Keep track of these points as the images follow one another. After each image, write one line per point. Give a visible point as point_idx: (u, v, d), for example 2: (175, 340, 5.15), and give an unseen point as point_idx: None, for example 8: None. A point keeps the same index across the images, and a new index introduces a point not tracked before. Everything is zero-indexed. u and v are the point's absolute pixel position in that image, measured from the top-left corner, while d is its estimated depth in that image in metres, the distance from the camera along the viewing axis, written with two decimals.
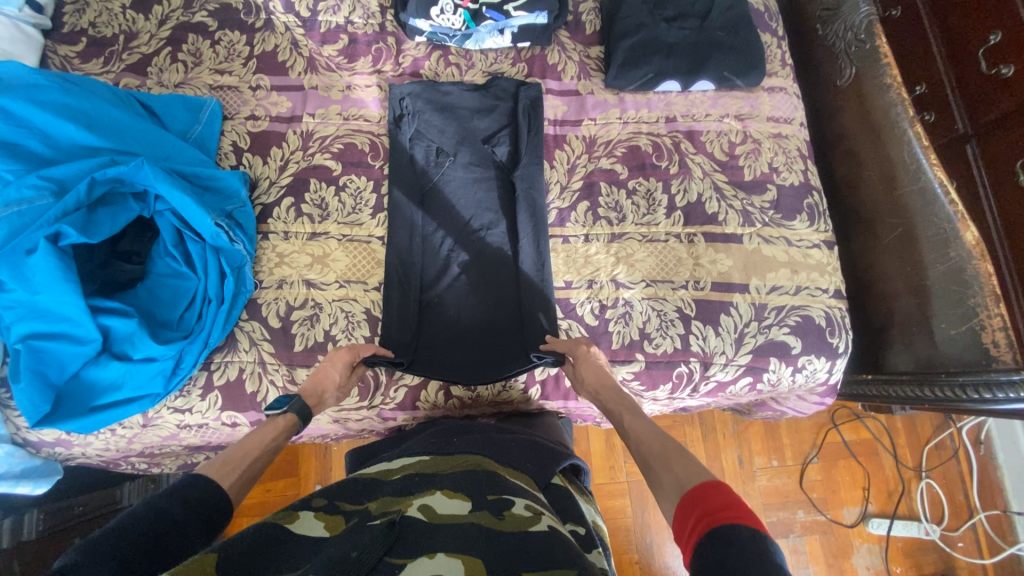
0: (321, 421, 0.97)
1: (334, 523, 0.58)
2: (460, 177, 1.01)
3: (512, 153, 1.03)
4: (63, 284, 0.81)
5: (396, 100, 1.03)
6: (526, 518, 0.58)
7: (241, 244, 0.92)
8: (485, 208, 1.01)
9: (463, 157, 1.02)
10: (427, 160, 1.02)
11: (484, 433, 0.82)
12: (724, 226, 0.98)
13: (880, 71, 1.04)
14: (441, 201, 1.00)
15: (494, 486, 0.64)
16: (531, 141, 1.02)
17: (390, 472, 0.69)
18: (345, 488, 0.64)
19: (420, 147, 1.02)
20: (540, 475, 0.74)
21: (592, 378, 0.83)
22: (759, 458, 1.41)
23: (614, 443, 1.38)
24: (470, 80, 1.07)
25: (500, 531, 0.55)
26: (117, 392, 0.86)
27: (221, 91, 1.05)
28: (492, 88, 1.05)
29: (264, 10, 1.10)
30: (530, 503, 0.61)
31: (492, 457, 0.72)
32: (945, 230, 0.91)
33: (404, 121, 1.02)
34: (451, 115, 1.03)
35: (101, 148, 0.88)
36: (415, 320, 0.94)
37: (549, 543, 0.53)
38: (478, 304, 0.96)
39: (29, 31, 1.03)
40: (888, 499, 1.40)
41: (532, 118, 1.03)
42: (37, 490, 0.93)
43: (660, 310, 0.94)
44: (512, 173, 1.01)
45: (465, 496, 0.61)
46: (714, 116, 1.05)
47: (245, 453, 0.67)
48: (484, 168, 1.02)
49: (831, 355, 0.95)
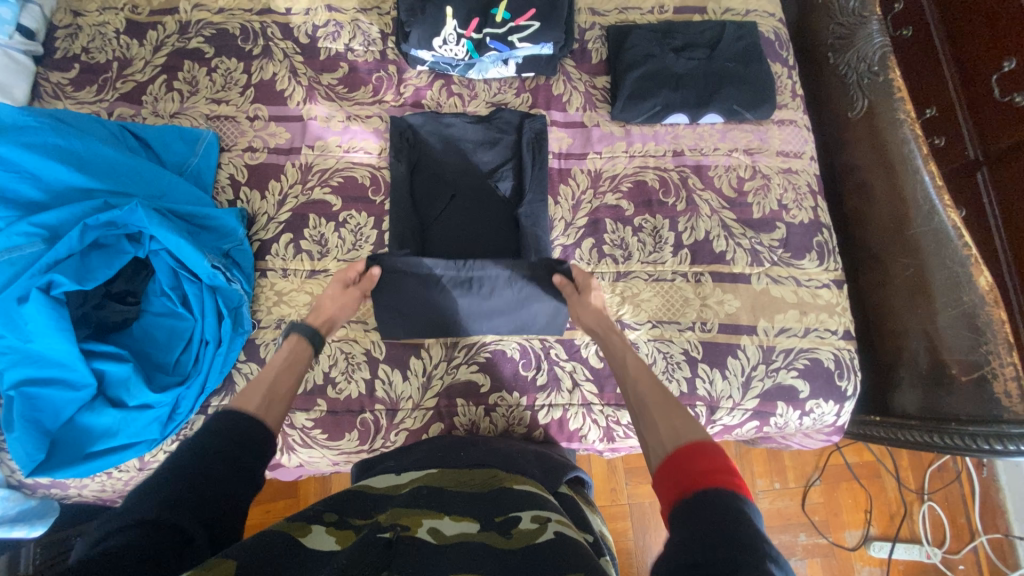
0: (320, 463, 0.95)
1: (345, 537, 0.54)
2: (465, 213, 0.99)
3: (517, 188, 1.01)
4: (57, 331, 0.79)
5: (397, 132, 1.01)
6: (532, 532, 0.55)
7: (239, 283, 0.90)
8: (486, 192, 1.00)
9: (467, 194, 1.00)
10: (428, 199, 1.00)
11: (487, 446, 0.80)
12: (732, 265, 0.96)
13: (894, 105, 1.02)
14: (442, 220, 0.99)
15: (501, 506, 0.61)
16: (536, 176, 0.99)
17: (398, 485, 0.66)
18: (349, 502, 0.61)
19: (421, 182, 1.00)
20: (549, 481, 0.74)
21: (591, 320, 0.85)
22: (762, 480, 1.38)
23: (616, 465, 1.35)
24: (473, 111, 1.05)
25: (507, 552, 0.52)
26: (113, 438, 0.84)
27: (219, 121, 1.02)
28: (495, 120, 1.03)
29: (261, 37, 1.07)
30: (536, 514, 0.59)
31: (500, 472, 0.69)
32: (958, 273, 0.90)
33: (405, 155, 1.00)
34: (454, 149, 1.01)
35: (95, 189, 0.86)
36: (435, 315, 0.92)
37: (556, 556, 0.51)
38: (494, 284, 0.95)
39: (19, 59, 1.00)
40: (891, 522, 1.37)
41: (537, 151, 1.00)
42: (34, 533, 0.90)
43: (667, 352, 0.93)
44: (517, 209, 0.98)
45: (472, 518, 0.58)
46: (723, 150, 1.03)
47: (262, 380, 0.70)
48: (487, 204, 1.00)
49: (840, 399, 0.93)
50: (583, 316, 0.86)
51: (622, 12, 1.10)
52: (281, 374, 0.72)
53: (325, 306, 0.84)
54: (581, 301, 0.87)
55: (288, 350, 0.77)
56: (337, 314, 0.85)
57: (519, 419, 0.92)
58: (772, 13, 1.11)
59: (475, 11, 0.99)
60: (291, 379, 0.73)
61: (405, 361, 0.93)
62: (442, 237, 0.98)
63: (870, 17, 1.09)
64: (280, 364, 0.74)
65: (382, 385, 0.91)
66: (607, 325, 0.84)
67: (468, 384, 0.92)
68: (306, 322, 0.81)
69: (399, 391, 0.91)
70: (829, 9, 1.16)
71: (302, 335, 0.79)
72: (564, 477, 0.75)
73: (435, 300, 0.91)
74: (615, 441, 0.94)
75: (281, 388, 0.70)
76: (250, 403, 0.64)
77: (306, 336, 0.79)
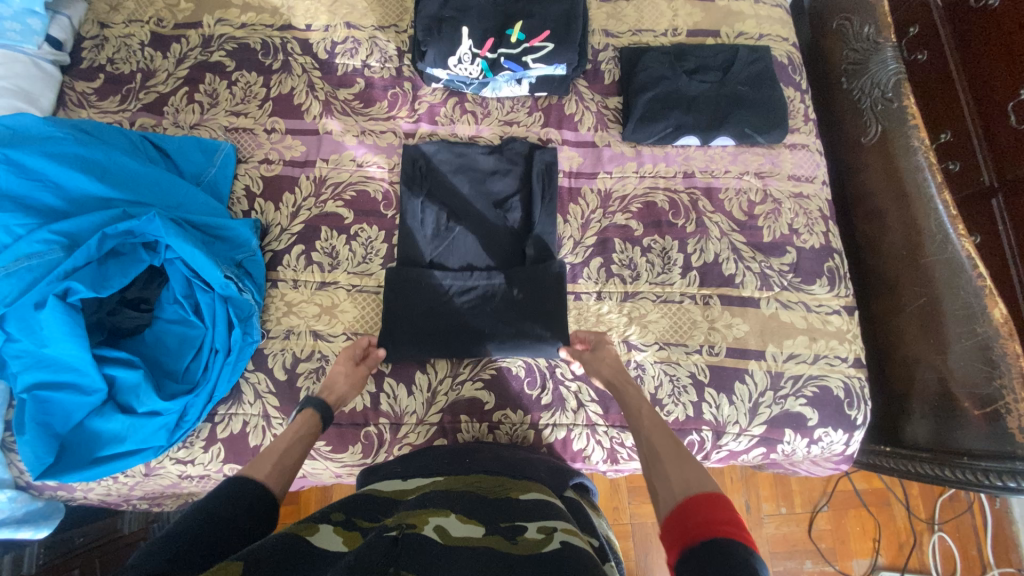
0: (323, 474, 0.95)
1: (352, 539, 0.54)
2: (473, 240, 0.99)
3: (525, 220, 1.01)
4: (72, 337, 0.81)
5: (410, 160, 1.02)
6: (539, 541, 0.54)
7: (250, 293, 0.91)
8: (494, 216, 1.00)
9: (474, 223, 0.99)
10: (436, 227, 0.99)
11: (493, 452, 0.79)
12: (741, 289, 0.96)
13: (909, 132, 1.01)
14: (450, 247, 0.98)
15: (508, 513, 0.60)
16: (545, 207, 0.99)
17: (405, 492, 0.66)
18: (357, 505, 0.61)
19: (430, 210, 0.99)
20: (555, 484, 0.73)
21: (607, 372, 0.86)
22: (767, 504, 1.34)
23: (618, 484, 1.31)
24: (486, 140, 1.06)
25: (515, 556, 0.51)
26: (120, 444, 0.84)
27: (236, 133, 1.05)
28: (506, 151, 1.03)
29: (281, 51, 1.10)
30: (543, 524, 0.58)
31: (508, 481, 0.69)
32: (972, 305, 0.88)
33: (417, 183, 1.00)
34: (464, 178, 1.02)
35: (114, 198, 0.88)
36: (438, 339, 0.92)
37: (566, 562, 0.50)
38: (501, 306, 0.94)
39: (47, 68, 1.03)
40: (900, 552, 1.33)
41: (547, 182, 1.01)
42: (38, 535, 0.91)
43: (673, 374, 0.92)
44: (525, 241, 0.99)
45: (478, 521, 0.58)
46: (734, 173, 1.03)
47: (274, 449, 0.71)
48: (495, 236, 0.99)
49: (849, 428, 0.92)
50: (601, 369, 0.87)
51: (636, 34, 1.12)
52: (294, 444, 0.74)
53: (337, 383, 0.86)
54: (595, 356, 0.89)
55: (298, 425, 0.77)
56: (348, 392, 0.86)
57: (523, 437, 0.92)
58: (785, 37, 1.12)
59: (490, 32, 1.01)
60: (302, 448, 0.74)
61: (410, 375, 0.93)
62: (446, 268, 0.97)
63: (884, 44, 1.09)
64: (290, 435, 0.75)
65: (386, 399, 0.92)
66: (624, 377, 0.85)
67: (472, 401, 0.92)
68: (319, 396, 0.83)
69: (403, 406, 0.92)
70: (843, 34, 1.17)
71: (315, 411, 0.80)
72: (568, 481, 0.75)
73: (438, 312, 0.93)
74: (619, 462, 0.94)
75: (289, 459, 0.70)
76: (261, 471, 0.66)
77: (318, 411, 0.80)
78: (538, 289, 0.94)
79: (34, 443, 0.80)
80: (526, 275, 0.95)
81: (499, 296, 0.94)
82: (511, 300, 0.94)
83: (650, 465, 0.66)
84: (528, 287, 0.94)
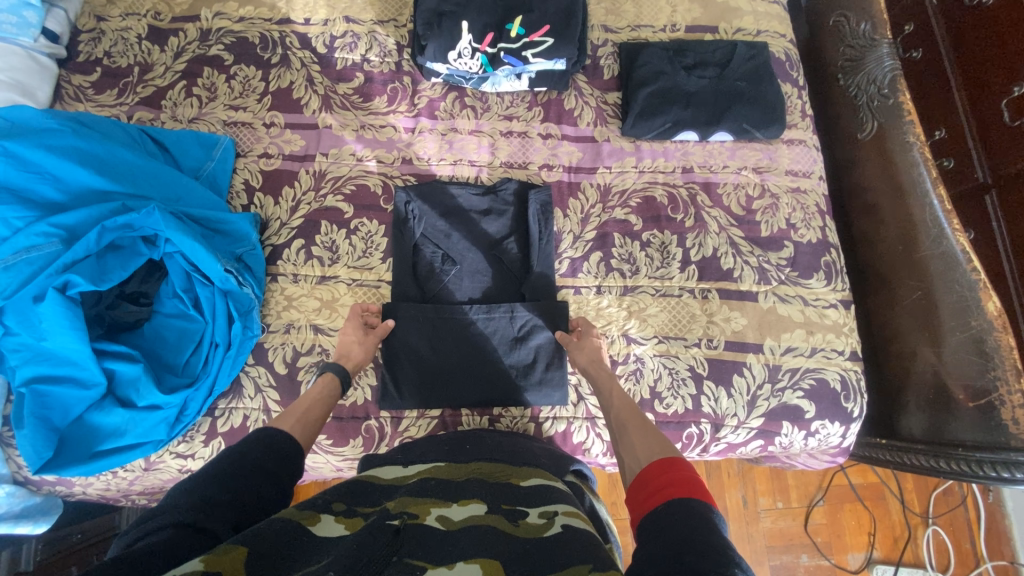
0: (324, 467, 0.96)
1: (354, 523, 0.54)
2: (468, 282, 0.97)
3: (522, 259, 0.99)
4: (72, 331, 0.80)
5: (403, 204, 0.99)
6: (540, 526, 0.54)
7: (250, 287, 0.91)
8: (489, 258, 0.98)
9: (469, 270, 0.98)
10: (433, 267, 0.97)
11: (493, 439, 0.80)
12: (739, 283, 0.97)
13: (904, 128, 1.02)
14: (445, 291, 0.96)
15: (509, 496, 0.61)
16: (543, 249, 0.97)
17: (405, 477, 0.66)
18: (356, 492, 0.60)
19: (426, 251, 0.98)
20: (556, 469, 0.74)
21: (583, 357, 0.87)
22: (764, 499, 1.35)
23: (618, 479, 1.31)
24: (482, 181, 1.03)
25: (517, 539, 0.52)
26: (120, 438, 0.84)
27: (235, 127, 1.04)
28: (500, 192, 1.01)
29: (280, 46, 1.09)
30: (544, 509, 0.58)
31: (509, 468, 0.69)
32: (967, 297, 0.89)
33: (411, 225, 0.98)
34: (460, 220, 0.99)
35: (113, 191, 0.88)
36: (430, 386, 0.91)
37: (566, 545, 0.50)
38: (495, 351, 0.92)
39: (43, 61, 1.02)
40: (894, 545, 1.35)
41: (543, 224, 0.98)
42: (37, 530, 0.90)
43: (672, 367, 0.93)
44: (522, 283, 0.97)
45: (479, 505, 0.58)
46: (732, 168, 1.04)
47: (296, 408, 0.73)
48: (489, 277, 0.97)
49: (846, 420, 0.93)
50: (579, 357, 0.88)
51: (634, 30, 1.12)
52: (313, 405, 0.75)
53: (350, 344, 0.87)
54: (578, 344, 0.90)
55: (320, 387, 0.78)
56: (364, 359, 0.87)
57: (523, 430, 0.92)
58: (783, 34, 1.13)
59: (490, 26, 1.01)
60: (323, 409, 0.76)
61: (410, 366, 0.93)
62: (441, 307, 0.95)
63: (881, 40, 1.10)
64: (313, 396, 0.76)
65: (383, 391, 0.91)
66: (599, 366, 0.86)
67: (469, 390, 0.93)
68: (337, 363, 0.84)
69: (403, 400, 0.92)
70: (839, 31, 1.18)
71: (335, 376, 0.81)
72: (568, 466, 0.75)
73: (433, 359, 0.91)
74: None
75: (313, 415, 0.73)
76: (286, 423, 0.68)
77: (337, 374, 0.81)
78: (535, 338, 0.93)
79: (35, 439, 0.79)
80: (522, 316, 0.93)
81: (495, 339, 0.93)
82: (507, 357, 0.92)
83: (618, 439, 0.71)
84: (524, 344, 0.92)
